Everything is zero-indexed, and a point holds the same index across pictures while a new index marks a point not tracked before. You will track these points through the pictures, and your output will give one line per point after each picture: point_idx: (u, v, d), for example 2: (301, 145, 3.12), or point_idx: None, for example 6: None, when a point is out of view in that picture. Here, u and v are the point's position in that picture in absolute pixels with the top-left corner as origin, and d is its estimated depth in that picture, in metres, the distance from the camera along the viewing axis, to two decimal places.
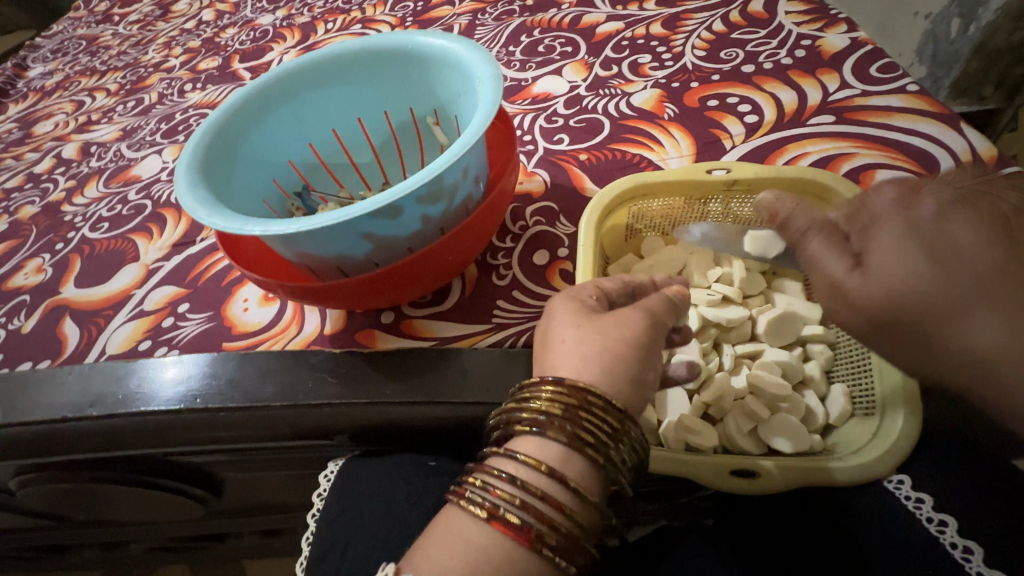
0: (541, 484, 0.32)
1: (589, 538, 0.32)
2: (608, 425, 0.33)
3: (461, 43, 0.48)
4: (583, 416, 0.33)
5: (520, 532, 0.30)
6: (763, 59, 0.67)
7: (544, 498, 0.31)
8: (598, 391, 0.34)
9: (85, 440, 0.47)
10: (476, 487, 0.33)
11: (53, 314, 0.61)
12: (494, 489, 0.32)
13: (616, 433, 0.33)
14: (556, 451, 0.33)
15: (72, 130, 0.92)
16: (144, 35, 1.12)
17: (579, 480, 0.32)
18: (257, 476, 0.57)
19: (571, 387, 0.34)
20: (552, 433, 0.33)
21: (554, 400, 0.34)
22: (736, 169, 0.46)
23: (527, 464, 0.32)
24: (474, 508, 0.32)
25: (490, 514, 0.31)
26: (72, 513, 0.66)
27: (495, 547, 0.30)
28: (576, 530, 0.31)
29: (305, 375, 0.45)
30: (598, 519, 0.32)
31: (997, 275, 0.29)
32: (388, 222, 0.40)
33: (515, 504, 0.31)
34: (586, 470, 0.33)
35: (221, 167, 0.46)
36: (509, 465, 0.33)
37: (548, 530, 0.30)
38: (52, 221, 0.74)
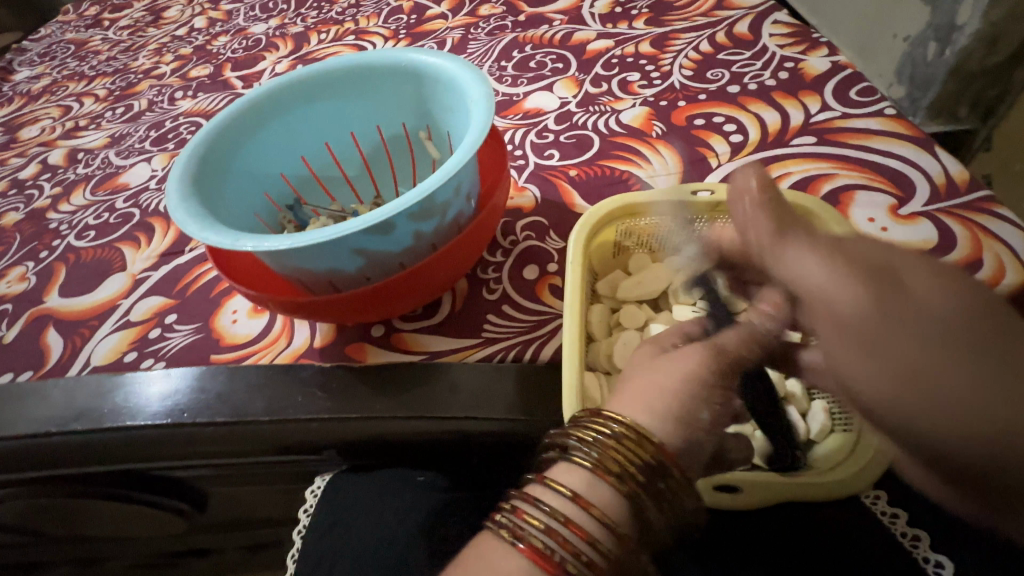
0: (572, 512, 0.30)
1: (616, 575, 0.29)
2: (651, 459, 0.31)
3: (454, 61, 0.49)
4: (633, 461, 0.31)
5: (544, 559, 0.28)
6: (748, 79, 0.69)
7: (570, 526, 0.29)
8: (654, 440, 0.31)
9: (68, 454, 0.47)
10: (511, 513, 0.31)
11: (36, 324, 0.60)
12: (522, 514, 0.30)
13: (656, 469, 0.31)
14: (595, 482, 0.31)
15: (59, 135, 0.91)
16: (134, 41, 1.11)
17: (611, 513, 0.30)
18: (243, 490, 0.56)
19: (615, 419, 0.32)
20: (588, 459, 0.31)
21: (594, 429, 0.32)
22: (720, 191, 0.48)
23: (560, 491, 0.31)
24: (505, 535, 0.30)
25: (516, 538, 0.29)
26: (50, 527, 0.65)
27: (516, 575, 0.28)
28: (602, 565, 0.29)
29: (296, 390, 0.45)
30: (629, 558, 0.30)
31: (935, 368, 0.25)
32: (381, 238, 0.41)
33: (540, 529, 0.29)
34: (620, 502, 0.30)
35: (215, 180, 0.46)
36: (549, 497, 0.31)
37: (571, 561, 0.29)
38: (37, 229, 0.73)
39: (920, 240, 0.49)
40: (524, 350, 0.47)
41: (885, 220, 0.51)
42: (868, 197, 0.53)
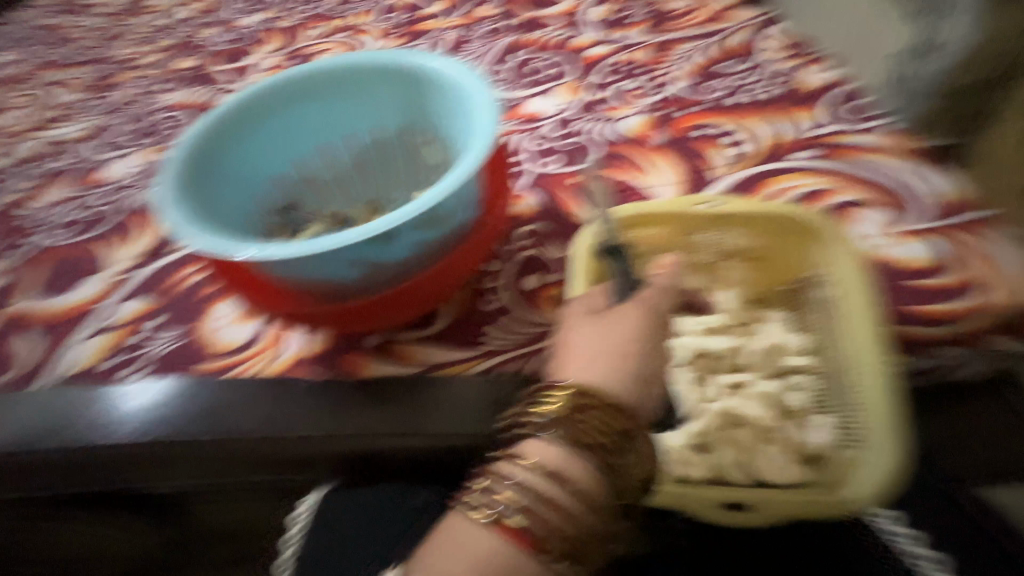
0: (543, 486, 0.33)
1: (591, 538, 0.33)
2: (612, 425, 0.34)
3: (453, 66, 0.48)
4: (586, 420, 0.34)
5: (520, 536, 0.32)
6: (745, 92, 0.69)
7: (543, 500, 0.33)
8: (601, 393, 0.35)
9: (46, 470, 0.45)
10: (482, 490, 0.34)
11: (3, 328, 0.56)
12: (499, 493, 0.33)
13: (620, 438, 0.34)
14: (559, 450, 0.34)
15: (30, 126, 0.86)
16: (112, 30, 1.07)
17: (581, 482, 0.34)
18: (223, 507, 0.53)
19: (575, 391, 0.35)
20: (557, 436, 0.35)
21: (560, 404, 0.35)
22: (721, 203, 0.46)
23: (532, 467, 0.34)
24: (477, 512, 0.33)
25: (495, 514, 0.32)
26: (14, 543, 0.61)
27: (496, 550, 0.32)
28: (577, 531, 0.33)
29: (289, 406, 0.44)
30: (600, 518, 0.34)
31: None
32: (381, 248, 0.39)
33: (518, 508, 0.32)
34: (588, 471, 0.34)
35: (203, 184, 0.45)
36: (515, 469, 0.34)
37: (550, 535, 0.32)
38: (5, 225, 0.69)
39: (920, 259, 0.49)
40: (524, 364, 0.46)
41: (885, 238, 0.52)
42: (867, 214, 0.54)
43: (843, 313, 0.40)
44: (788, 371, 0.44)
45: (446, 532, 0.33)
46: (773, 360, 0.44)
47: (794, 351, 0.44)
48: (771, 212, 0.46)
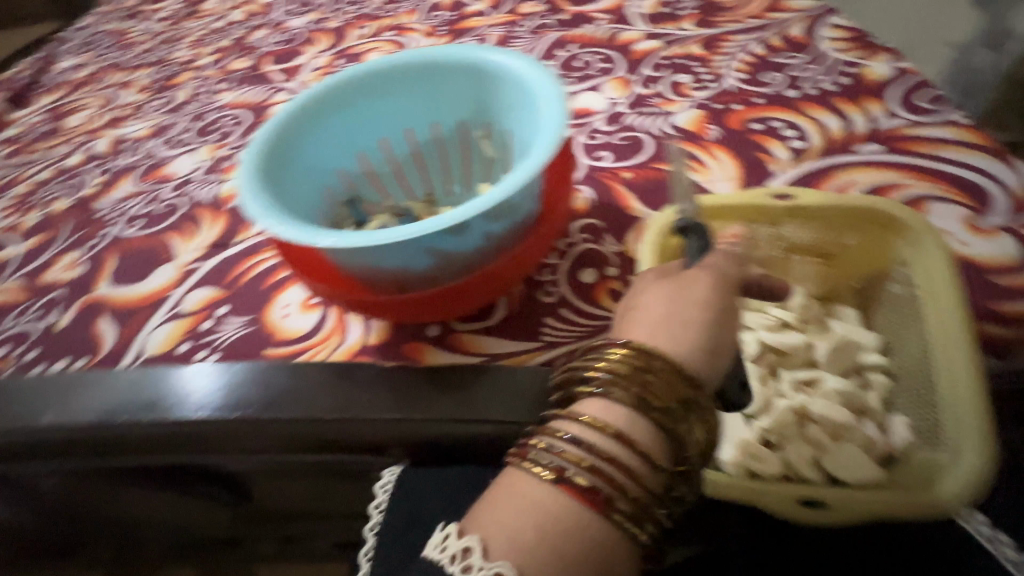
0: (606, 447, 0.32)
1: (655, 504, 0.32)
2: (675, 386, 0.33)
3: (521, 59, 0.49)
4: (651, 380, 0.33)
5: (588, 495, 0.30)
6: (805, 84, 0.67)
7: (611, 460, 0.31)
8: (663, 355, 0.34)
9: (122, 445, 0.47)
10: (540, 449, 0.33)
11: (88, 311, 0.60)
12: (559, 451, 0.32)
13: (684, 401, 0.33)
14: (622, 412, 0.33)
15: (103, 124, 0.92)
16: (174, 33, 1.12)
17: (643, 444, 0.33)
18: (289, 483, 0.56)
19: (637, 350, 0.35)
20: (617, 396, 0.33)
21: (626, 366, 0.34)
22: (800, 195, 0.45)
23: (593, 426, 0.33)
24: (540, 469, 0.31)
25: (558, 470, 0.31)
26: (92, 512, 0.65)
27: (561, 512, 0.30)
28: (643, 495, 0.31)
29: (356, 388, 0.45)
30: (663, 485, 0.32)
31: None
32: (454, 238, 0.40)
33: (582, 466, 0.31)
34: (654, 433, 0.33)
35: (280, 174, 0.46)
36: (573, 427, 0.33)
37: (617, 494, 0.31)
38: (86, 217, 0.74)
39: (1003, 256, 0.47)
40: None
41: (963, 235, 0.49)
42: (943, 209, 0.52)
43: (924, 305, 0.39)
44: (861, 369, 0.43)
45: (504, 491, 0.32)
46: (845, 358, 0.43)
47: (867, 347, 0.44)
48: (851, 206, 0.43)
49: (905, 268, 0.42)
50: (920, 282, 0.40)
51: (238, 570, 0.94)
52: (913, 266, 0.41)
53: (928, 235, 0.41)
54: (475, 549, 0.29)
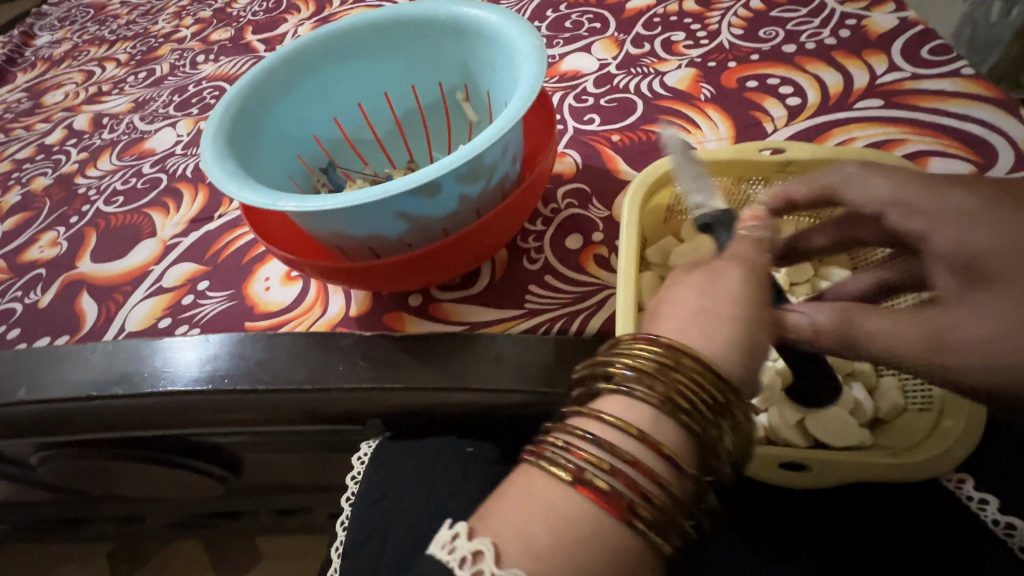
0: (629, 450, 0.28)
1: (683, 513, 0.27)
2: (711, 387, 0.29)
3: (499, 13, 0.46)
4: (681, 379, 0.29)
5: (610, 499, 0.26)
6: (804, 38, 0.64)
7: (636, 465, 0.27)
8: (698, 352, 0.30)
9: (106, 420, 0.46)
10: (558, 447, 0.29)
11: (69, 289, 0.59)
12: (578, 450, 0.28)
13: (719, 406, 0.29)
14: (646, 413, 0.29)
15: (83, 100, 0.89)
16: (154, 4, 1.08)
17: (671, 450, 0.28)
18: (278, 457, 0.56)
19: (670, 347, 0.30)
20: (640, 398, 0.29)
21: (663, 368, 0.29)
22: (789, 151, 0.44)
23: (615, 426, 0.29)
24: (556, 469, 0.27)
25: (577, 472, 0.27)
26: (89, 488, 0.66)
27: (577, 518, 0.26)
28: (672, 504, 0.27)
29: (335, 358, 0.44)
30: (693, 496, 0.28)
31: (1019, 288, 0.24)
32: (426, 201, 0.39)
33: (604, 469, 0.27)
34: (682, 437, 0.28)
35: (248, 140, 0.44)
36: (595, 426, 0.29)
37: (642, 502, 0.26)
38: (66, 194, 0.72)
39: None
40: (570, 323, 0.45)
41: None
42: (943, 165, 0.49)
43: None
44: None
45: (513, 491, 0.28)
46: None
47: None
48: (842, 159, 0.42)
49: None
50: None
51: (242, 544, 0.96)
52: None
53: None
54: (488, 553, 0.25)
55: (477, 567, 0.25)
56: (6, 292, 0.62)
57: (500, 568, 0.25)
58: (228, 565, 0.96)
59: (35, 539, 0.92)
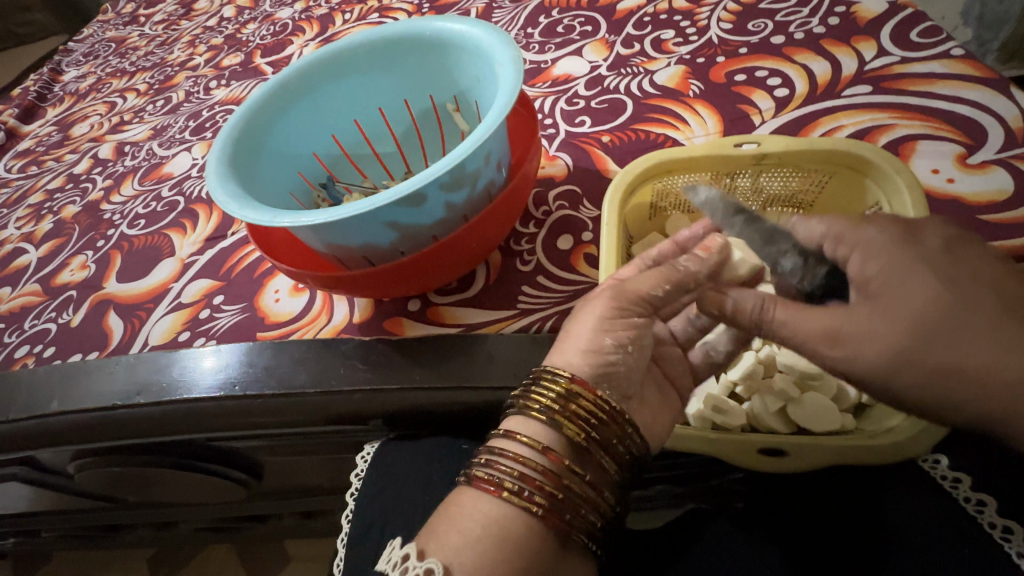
0: (521, 453, 0.33)
1: (586, 513, 0.33)
2: (579, 396, 0.34)
3: (480, 27, 0.48)
4: (578, 404, 0.34)
5: (525, 505, 0.31)
6: (793, 28, 0.64)
7: (544, 477, 0.32)
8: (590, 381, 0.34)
9: (134, 428, 0.50)
10: (481, 464, 0.34)
11: (98, 308, 0.64)
12: (498, 465, 0.33)
13: (610, 424, 0.34)
14: (551, 432, 0.34)
15: (106, 131, 0.95)
16: (170, 35, 1.14)
17: (554, 449, 0.33)
18: (293, 460, 0.59)
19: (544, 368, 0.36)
20: (525, 411, 0.34)
21: (547, 388, 0.34)
22: (766, 143, 0.45)
23: (528, 444, 0.33)
24: (481, 483, 0.33)
25: (480, 475, 0.33)
26: (124, 495, 0.70)
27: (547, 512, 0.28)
28: (575, 506, 0.32)
29: (336, 363, 0.47)
30: (595, 498, 0.33)
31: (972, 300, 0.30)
32: (412, 211, 0.41)
33: (519, 480, 0.32)
34: (581, 451, 0.34)
35: (250, 162, 0.47)
36: (509, 444, 0.34)
37: (549, 506, 0.32)
38: (93, 220, 0.77)
39: (992, 191, 0.46)
40: (559, 321, 0.46)
41: (951, 171, 0.48)
42: (931, 147, 0.50)
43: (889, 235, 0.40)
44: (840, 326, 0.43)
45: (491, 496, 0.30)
46: None
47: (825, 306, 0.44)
48: (818, 148, 0.44)
49: (879, 209, 0.43)
50: (891, 211, 0.41)
51: (270, 547, 1.00)
52: (885, 205, 0.42)
53: (900, 172, 0.41)
54: (413, 554, 0.31)
55: (405, 566, 0.30)
56: (42, 313, 0.66)
57: (420, 561, 0.30)
58: (256, 568, 0.99)
59: (79, 547, 0.97)
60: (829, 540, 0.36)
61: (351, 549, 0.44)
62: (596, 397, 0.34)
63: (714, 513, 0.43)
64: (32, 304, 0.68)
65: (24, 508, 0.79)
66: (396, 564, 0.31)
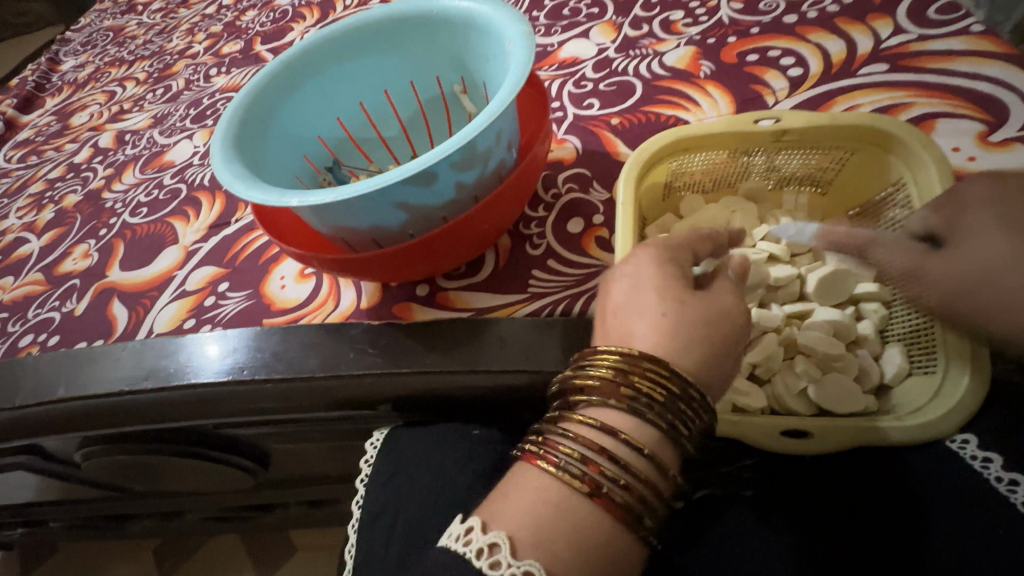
0: (621, 455, 0.31)
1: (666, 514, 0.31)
2: (688, 400, 0.32)
3: (490, 3, 0.47)
4: (681, 405, 0.32)
5: (619, 509, 0.29)
6: (806, 7, 0.63)
7: (641, 478, 0.30)
8: (695, 384, 0.32)
9: (141, 415, 0.49)
10: (571, 458, 0.30)
11: (102, 296, 0.63)
12: (593, 465, 0.30)
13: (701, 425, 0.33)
14: (649, 430, 0.32)
15: (106, 119, 0.93)
16: (168, 23, 1.12)
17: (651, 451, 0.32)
18: (300, 447, 0.59)
19: (620, 355, 0.33)
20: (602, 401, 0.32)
21: (656, 385, 0.32)
22: (785, 119, 0.44)
23: (628, 444, 0.31)
24: (572, 481, 0.30)
25: (557, 472, 0.30)
26: (132, 485, 0.70)
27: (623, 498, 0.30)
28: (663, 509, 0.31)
29: (345, 347, 0.46)
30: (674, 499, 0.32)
31: None
32: (422, 191, 0.40)
33: (615, 482, 0.30)
34: (671, 451, 0.32)
35: (256, 144, 0.46)
36: (603, 440, 0.31)
37: (641, 510, 0.30)
38: (95, 209, 0.76)
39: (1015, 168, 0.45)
40: (572, 304, 0.46)
41: (972, 149, 0.47)
42: (951, 125, 0.49)
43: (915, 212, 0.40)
44: (856, 300, 0.44)
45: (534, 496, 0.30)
46: (839, 289, 0.43)
47: (863, 278, 0.44)
48: (840, 124, 0.43)
49: (902, 186, 0.42)
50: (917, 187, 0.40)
51: (277, 538, 1.01)
52: (909, 182, 0.41)
53: (926, 148, 0.40)
54: (504, 545, 0.28)
55: (495, 558, 0.28)
56: (45, 302, 0.66)
57: (516, 558, 0.27)
58: (265, 557, 1.00)
59: (87, 538, 0.97)
60: (865, 525, 0.36)
61: (362, 533, 0.44)
62: (700, 403, 0.32)
63: (730, 499, 0.42)
64: (35, 293, 0.67)
65: (31, 498, 0.79)
66: (480, 553, 0.28)
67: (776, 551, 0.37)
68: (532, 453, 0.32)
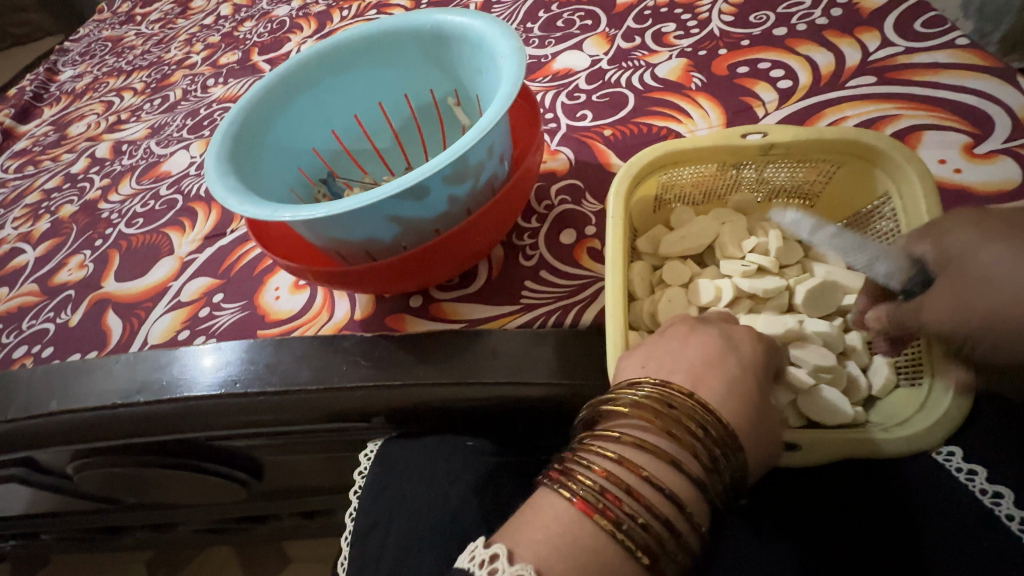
0: (676, 521, 0.30)
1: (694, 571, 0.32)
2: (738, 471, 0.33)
3: (482, 19, 0.48)
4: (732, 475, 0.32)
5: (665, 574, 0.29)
6: (796, 20, 0.63)
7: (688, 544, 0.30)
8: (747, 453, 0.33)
9: (134, 428, 0.49)
10: (631, 521, 0.29)
11: (96, 307, 0.63)
12: (652, 530, 0.29)
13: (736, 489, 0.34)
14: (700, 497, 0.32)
15: (104, 130, 0.94)
16: (166, 34, 1.13)
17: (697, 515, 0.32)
18: (294, 459, 0.59)
19: (683, 409, 0.33)
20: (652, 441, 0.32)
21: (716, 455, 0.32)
22: (773, 133, 0.44)
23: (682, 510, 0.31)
24: (630, 546, 0.29)
25: (616, 533, 0.29)
26: (125, 496, 0.69)
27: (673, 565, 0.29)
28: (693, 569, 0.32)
29: (339, 359, 0.46)
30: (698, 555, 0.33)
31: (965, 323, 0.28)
32: (415, 204, 0.40)
33: (668, 549, 0.29)
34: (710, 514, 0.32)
35: (250, 157, 0.46)
36: (661, 502, 0.31)
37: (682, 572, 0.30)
38: (91, 219, 0.76)
39: (1001, 180, 0.45)
40: (564, 316, 0.46)
41: (959, 161, 0.47)
42: (938, 137, 0.49)
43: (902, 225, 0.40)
44: (844, 311, 0.44)
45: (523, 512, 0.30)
46: (827, 300, 0.44)
47: (850, 290, 0.44)
48: (827, 138, 0.43)
49: (888, 199, 0.42)
50: (902, 201, 0.40)
51: (270, 549, 1.00)
52: (894, 195, 0.41)
53: (911, 162, 0.40)
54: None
55: None
56: (40, 313, 0.66)
57: None
58: (258, 569, 0.99)
59: (79, 550, 0.97)
60: (859, 540, 0.36)
61: (355, 547, 0.44)
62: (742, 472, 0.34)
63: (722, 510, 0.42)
64: (30, 304, 0.67)
65: (23, 510, 0.78)
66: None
67: (772, 566, 0.37)
68: (590, 509, 0.30)
